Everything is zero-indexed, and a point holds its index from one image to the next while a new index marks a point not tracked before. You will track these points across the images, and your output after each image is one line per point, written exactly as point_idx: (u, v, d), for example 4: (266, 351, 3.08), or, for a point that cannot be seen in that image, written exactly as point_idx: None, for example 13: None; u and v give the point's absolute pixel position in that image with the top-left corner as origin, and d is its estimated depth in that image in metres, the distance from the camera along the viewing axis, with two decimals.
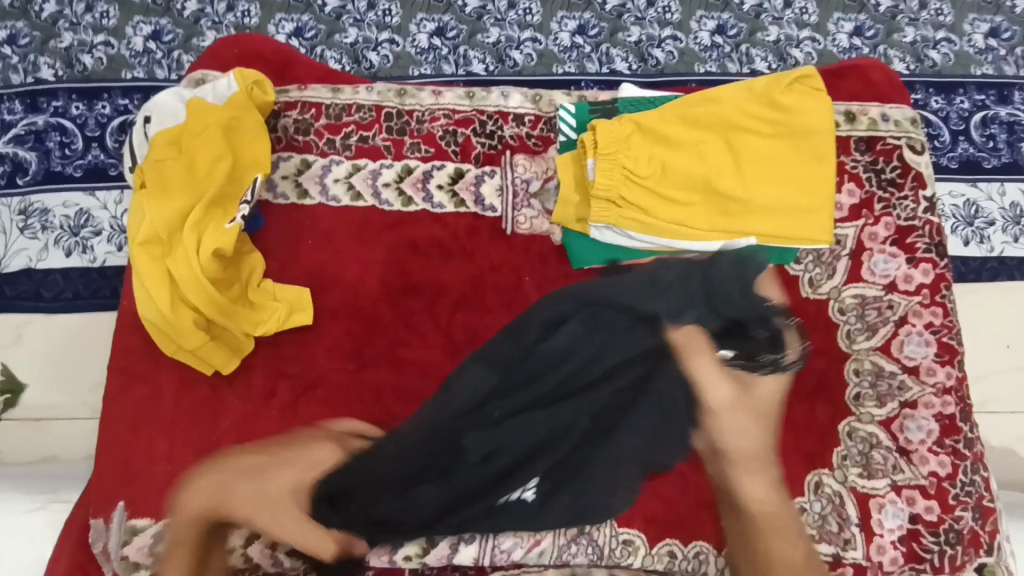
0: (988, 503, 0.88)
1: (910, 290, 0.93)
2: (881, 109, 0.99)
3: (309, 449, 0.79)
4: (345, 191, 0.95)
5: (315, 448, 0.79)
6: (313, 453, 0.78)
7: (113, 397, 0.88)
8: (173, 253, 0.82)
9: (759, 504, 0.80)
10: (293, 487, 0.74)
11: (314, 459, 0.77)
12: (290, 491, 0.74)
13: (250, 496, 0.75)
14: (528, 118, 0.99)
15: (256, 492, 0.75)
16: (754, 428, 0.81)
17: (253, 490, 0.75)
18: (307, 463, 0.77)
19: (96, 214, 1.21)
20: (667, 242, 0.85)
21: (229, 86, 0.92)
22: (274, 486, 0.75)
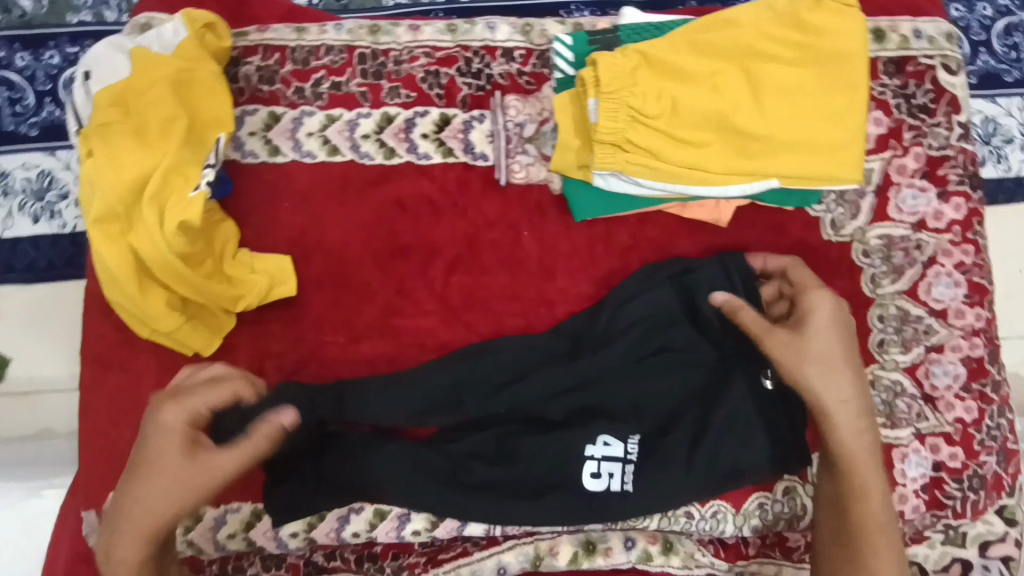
0: (1012, 445, 0.85)
1: (939, 227, 0.86)
2: (913, 24, 0.88)
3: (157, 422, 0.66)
4: (321, 146, 0.86)
5: (173, 414, 0.67)
6: (165, 420, 0.66)
7: (89, 386, 0.82)
8: (134, 231, 0.73)
9: (873, 486, 0.72)
10: (182, 460, 0.66)
11: (169, 438, 0.66)
12: (178, 478, 0.66)
13: (145, 510, 0.66)
14: (518, 52, 0.88)
15: (145, 510, 0.66)
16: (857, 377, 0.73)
17: (145, 497, 0.66)
18: (171, 439, 0.66)
19: (61, 175, 1.11)
20: (681, 188, 0.76)
21: (177, 32, 0.81)
22: (169, 489, 0.66)
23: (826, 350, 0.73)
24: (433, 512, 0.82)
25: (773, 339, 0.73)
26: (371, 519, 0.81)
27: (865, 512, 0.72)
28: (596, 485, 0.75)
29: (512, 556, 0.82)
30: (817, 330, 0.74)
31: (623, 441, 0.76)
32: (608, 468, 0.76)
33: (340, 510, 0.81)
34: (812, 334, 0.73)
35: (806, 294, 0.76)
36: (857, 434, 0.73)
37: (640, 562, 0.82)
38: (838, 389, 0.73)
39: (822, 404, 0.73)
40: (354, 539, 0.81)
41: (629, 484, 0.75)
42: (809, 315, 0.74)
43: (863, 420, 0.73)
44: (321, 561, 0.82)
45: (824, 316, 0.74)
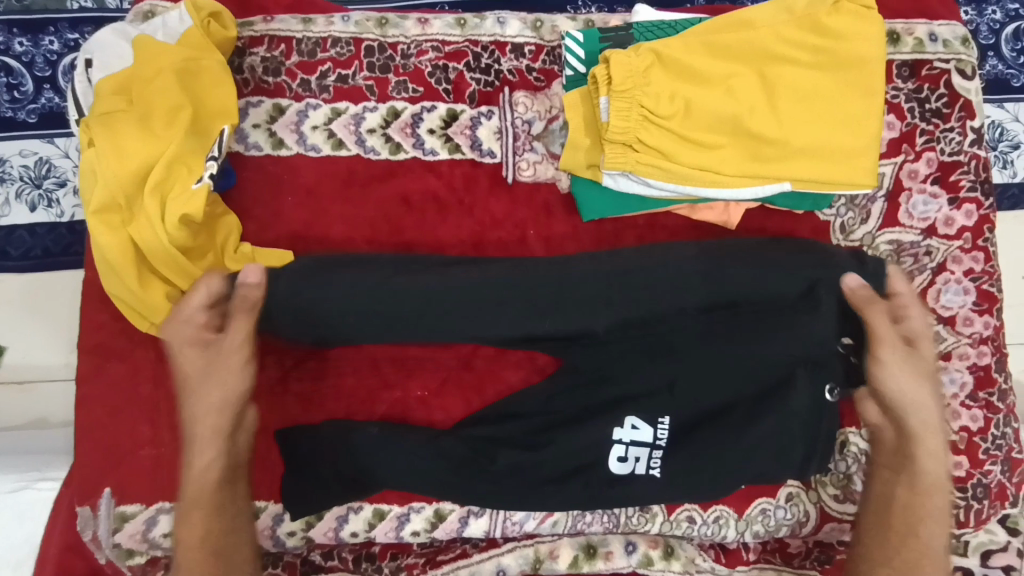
0: (1017, 454, 0.85)
1: (950, 234, 0.86)
2: (928, 27, 0.87)
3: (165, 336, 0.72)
4: (325, 139, 0.85)
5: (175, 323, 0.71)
6: (171, 333, 0.71)
7: (85, 379, 0.81)
8: (136, 222, 0.71)
9: (938, 507, 0.73)
10: (206, 358, 0.71)
11: (189, 341, 0.71)
12: (224, 370, 0.71)
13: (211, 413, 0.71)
14: (528, 48, 0.86)
15: (209, 414, 0.71)
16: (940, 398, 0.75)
17: (203, 402, 0.71)
18: (192, 340, 0.71)
19: (59, 163, 1.09)
20: (691, 190, 0.75)
21: (181, 21, 0.79)
22: (217, 379, 0.71)
23: (928, 369, 0.74)
24: (433, 512, 0.81)
25: (891, 353, 0.73)
26: (370, 519, 0.81)
27: (925, 536, 0.72)
28: (622, 470, 0.75)
29: (512, 558, 0.81)
30: (926, 352, 0.74)
31: (651, 425, 0.75)
32: (634, 453, 0.75)
33: (339, 509, 0.80)
34: (920, 357, 0.74)
35: (914, 311, 0.74)
36: (939, 450, 0.74)
37: (642, 567, 0.81)
38: (930, 412, 0.74)
39: (920, 420, 0.74)
40: (352, 539, 0.81)
41: (656, 469, 0.75)
42: (919, 335, 0.74)
43: (941, 440, 0.74)
44: (318, 560, 0.81)
45: (931, 339, 0.75)
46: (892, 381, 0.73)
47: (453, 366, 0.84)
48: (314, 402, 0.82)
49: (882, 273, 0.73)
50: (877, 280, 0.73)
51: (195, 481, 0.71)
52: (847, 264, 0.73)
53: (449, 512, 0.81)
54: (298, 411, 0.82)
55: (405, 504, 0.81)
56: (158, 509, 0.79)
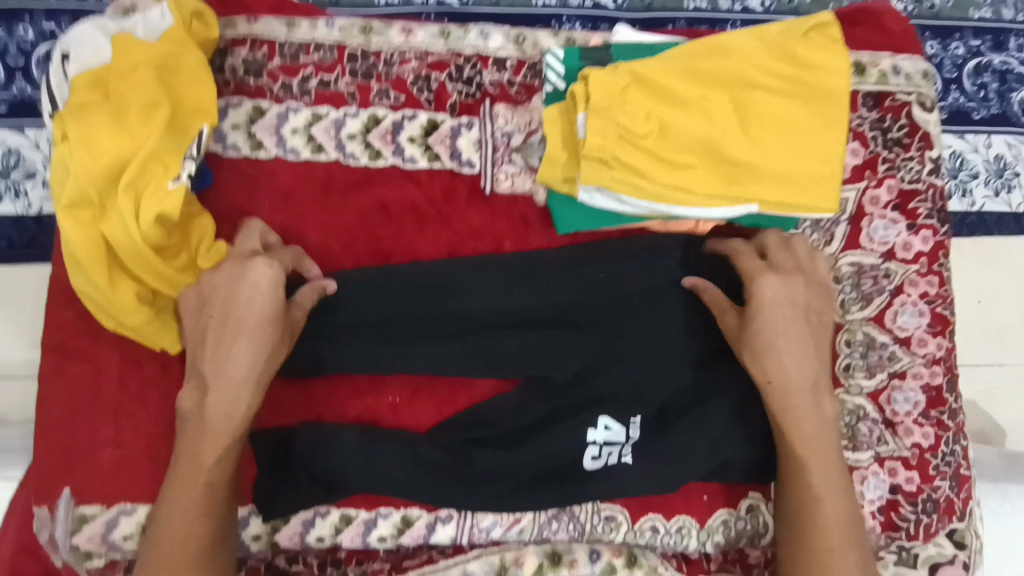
0: (965, 471, 0.89)
1: (907, 258, 0.89)
2: (892, 60, 0.91)
3: (245, 307, 0.72)
4: (305, 143, 0.85)
5: (245, 296, 0.72)
6: (247, 314, 0.71)
7: (46, 378, 0.79)
8: (106, 218, 0.70)
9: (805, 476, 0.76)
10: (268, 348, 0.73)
11: (252, 317, 0.72)
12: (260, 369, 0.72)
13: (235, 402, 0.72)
14: (510, 62, 0.88)
15: (228, 406, 0.71)
16: (798, 363, 0.75)
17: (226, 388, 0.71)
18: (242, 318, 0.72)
19: (28, 153, 1.07)
20: (663, 208, 0.77)
21: (162, 17, 0.78)
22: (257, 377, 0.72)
23: (789, 332, 0.76)
24: (401, 518, 0.81)
25: (733, 320, 0.78)
26: (337, 523, 0.80)
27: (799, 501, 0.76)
28: (595, 465, 0.79)
29: (477, 565, 0.81)
30: (766, 320, 0.75)
31: (624, 424, 0.79)
32: (607, 449, 0.79)
33: (305, 514, 0.80)
34: (768, 328, 0.75)
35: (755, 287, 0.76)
36: (802, 412, 0.76)
37: (605, 574, 0.82)
38: (792, 372, 0.75)
39: (779, 379, 0.75)
40: (318, 543, 0.80)
41: (628, 457, 0.78)
42: (762, 305, 0.76)
43: (806, 393, 0.76)
44: (282, 564, 0.80)
45: (767, 304, 0.76)
46: (751, 354, 0.76)
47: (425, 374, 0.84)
48: (284, 407, 0.82)
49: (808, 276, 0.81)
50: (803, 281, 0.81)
51: (197, 451, 0.71)
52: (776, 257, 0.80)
53: (416, 518, 0.81)
54: (270, 415, 0.82)
55: (372, 509, 0.81)
56: (119, 510, 0.77)
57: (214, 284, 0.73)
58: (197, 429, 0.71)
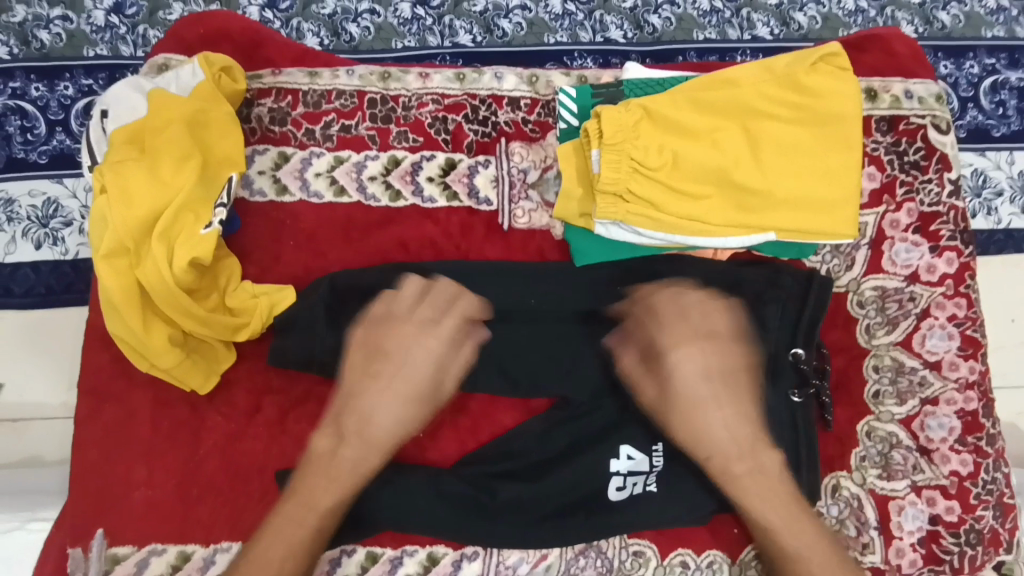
0: (1009, 499, 0.85)
1: (932, 281, 0.88)
2: (903, 84, 0.92)
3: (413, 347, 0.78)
4: (328, 186, 0.88)
5: (407, 339, 0.78)
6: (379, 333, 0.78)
7: (82, 419, 0.81)
8: (142, 266, 0.73)
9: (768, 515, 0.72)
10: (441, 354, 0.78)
11: (365, 336, 0.78)
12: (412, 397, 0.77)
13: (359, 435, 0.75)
14: (524, 102, 0.91)
15: (395, 417, 0.76)
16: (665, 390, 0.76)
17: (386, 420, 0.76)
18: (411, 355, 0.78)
19: (66, 203, 1.12)
20: (679, 239, 0.78)
21: (193, 75, 0.83)
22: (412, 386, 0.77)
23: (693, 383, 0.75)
24: (426, 556, 0.81)
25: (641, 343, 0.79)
26: (363, 562, 0.80)
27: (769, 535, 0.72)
28: (620, 496, 0.77)
29: None
30: (673, 349, 0.76)
31: (646, 453, 0.78)
32: (632, 479, 0.78)
33: (331, 553, 0.80)
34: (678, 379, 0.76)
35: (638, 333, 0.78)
36: (711, 438, 0.74)
37: None
38: (718, 427, 0.74)
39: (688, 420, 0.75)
40: None
41: (653, 485, 0.77)
42: (669, 356, 0.76)
43: (722, 430, 0.74)
44: None
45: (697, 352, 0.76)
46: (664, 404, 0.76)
47: (448, 410, 0.85)
48: None
49: (825, 298, 0.81)
50: (820, 304, 0.80)
51: (335, 464, 0.74)
52: (795, 286, 0.81)
53: (442, 555, 0.81)
54: (292, 452, 0.82)
55: (398, 547, 0.81)
56: (150, 550, 0.78)
57: (390, 309, 0.79)
58: (324, 472, 0.74)
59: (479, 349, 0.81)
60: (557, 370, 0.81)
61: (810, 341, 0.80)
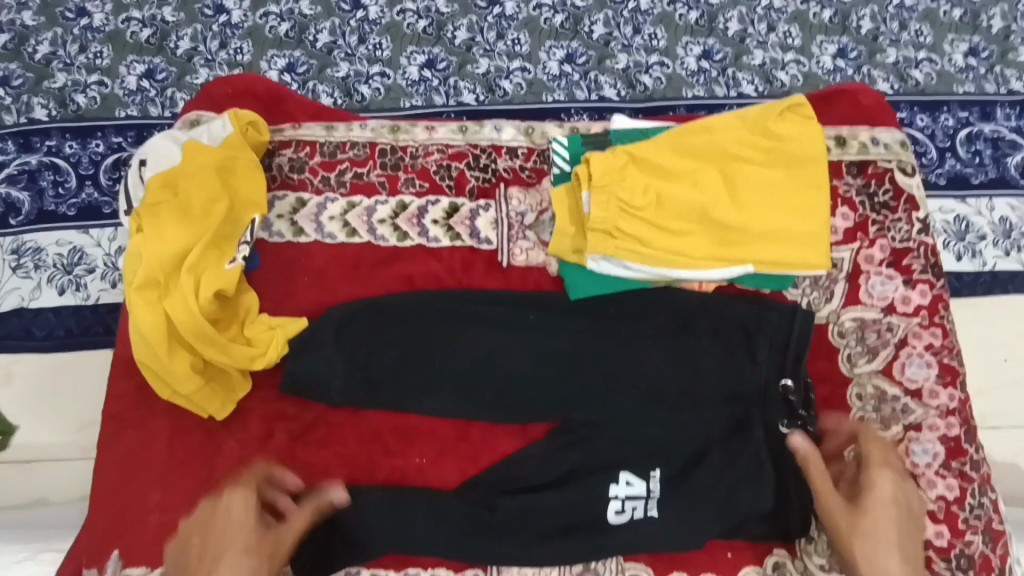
0: (998, 525, 0.87)
1: (908, 311, 0.93)
2: (870, 132, 1.00)
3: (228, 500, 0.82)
4: (341, 228, 0.95)
5: (239, 511, 0.81)
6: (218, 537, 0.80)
7: (104, 444, 0.86)
8: (170, 297, 0.80)
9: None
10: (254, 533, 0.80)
11: (201, 535, 0.80)
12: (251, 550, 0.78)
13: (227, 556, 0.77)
14: (521, 150, 0.99)
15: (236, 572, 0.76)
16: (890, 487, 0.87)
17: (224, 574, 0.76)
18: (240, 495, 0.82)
19: (91, 251, 1.20)
20: (665, 272, 0.84)
21: (223, 128, 0.92)
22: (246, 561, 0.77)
23: (829, 491, 0.85)
24: None
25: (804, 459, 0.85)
26: None
27: None
28: (620, 519, 0.82)
29: None
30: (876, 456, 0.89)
31: (645, 479, 0.83)
32: (631, 504, 0.82)
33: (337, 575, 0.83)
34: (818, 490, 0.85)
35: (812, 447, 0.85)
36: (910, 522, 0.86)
37: None
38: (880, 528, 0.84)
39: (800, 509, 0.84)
40: None
41: (653, 511, 0.82)
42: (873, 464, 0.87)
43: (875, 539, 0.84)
44: None
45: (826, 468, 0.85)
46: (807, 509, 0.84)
47: (450, 436, 0.89)
48: (319, 470, 0.87)
49: (809, 329, 0.85)
50: (805, 334, 0.84)
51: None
52: (780, 320, 0.85)
53: None
54: (303, 477, 0.86)
55: (401, 570, 0.84)
56: None
57: (228, 516, 0.81)
58: None
59: (481, 376, 0.86)
60: (553, 397, 0.86)
61: (798, 372, 0.84)
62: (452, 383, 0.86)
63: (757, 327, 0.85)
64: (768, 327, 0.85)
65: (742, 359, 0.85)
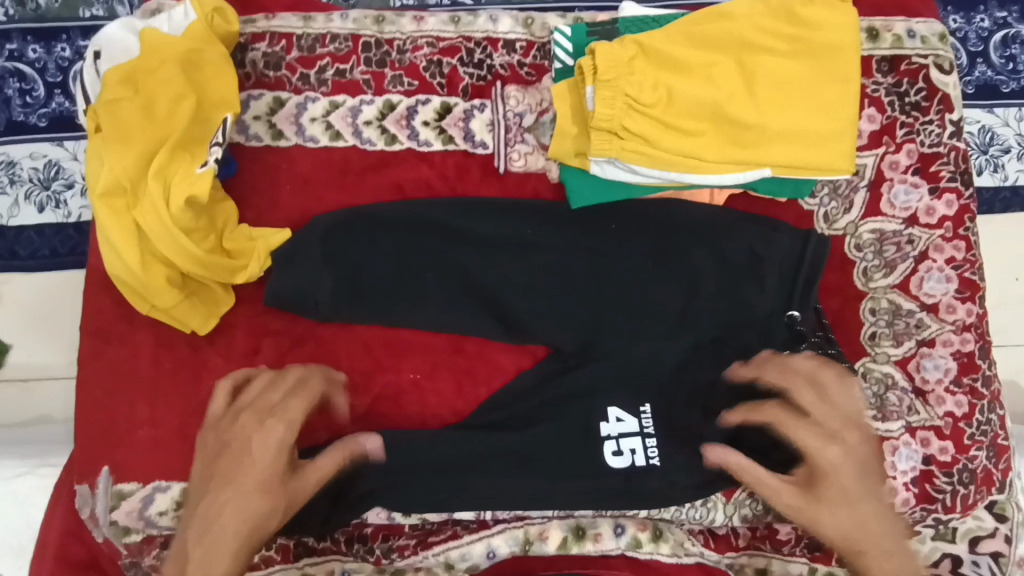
0: (1002, 441, 0.86)
1: (931, 223, 0.88)
2: (906, 24, 0.90)
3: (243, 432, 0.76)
4: (323, 131, 0.87)
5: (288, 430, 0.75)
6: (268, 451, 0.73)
7: (86, 361, 0.83)
8: (139, 205, 0.74)
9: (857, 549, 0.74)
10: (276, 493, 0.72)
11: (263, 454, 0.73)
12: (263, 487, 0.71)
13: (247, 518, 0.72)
14: (519, 44, 0.90)
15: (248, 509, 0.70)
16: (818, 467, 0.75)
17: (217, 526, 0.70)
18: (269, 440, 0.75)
19: (67, 165, 1.13)
20: (675, 177, 0.77)
21: (186, 15, 0.82)
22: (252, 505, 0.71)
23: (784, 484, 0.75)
24: None
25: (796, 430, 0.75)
26: None
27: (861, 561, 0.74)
28: (619, 462, 0.77)
29: (501, 540, 0.82)
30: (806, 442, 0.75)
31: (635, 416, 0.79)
32: (629, 445, 0.78)
33: None
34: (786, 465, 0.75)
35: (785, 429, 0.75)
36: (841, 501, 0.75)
37: (630, 549, 0.82)
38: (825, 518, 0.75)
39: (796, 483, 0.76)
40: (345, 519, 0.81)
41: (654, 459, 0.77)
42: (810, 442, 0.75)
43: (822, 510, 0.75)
44: (311, 543, 0.81)
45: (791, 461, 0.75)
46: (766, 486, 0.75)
47: (445, 352, 0.86)
48: None
49: (822, 255, 0.79)
50: (817, 262, 0.79)
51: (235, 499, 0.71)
52: (792, 240, 0.80)
53: None
54: None
55: None
56: (154, 487, 0.80)
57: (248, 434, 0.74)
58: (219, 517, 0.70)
59: (479, 289, 0.81)
60: (553, 311, 0.81)
61: (806, 301, 0.79)
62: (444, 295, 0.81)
63: (769, 239, 0.79)
64: (778, 250, 0.79)
65: (750, 279, 0.79)
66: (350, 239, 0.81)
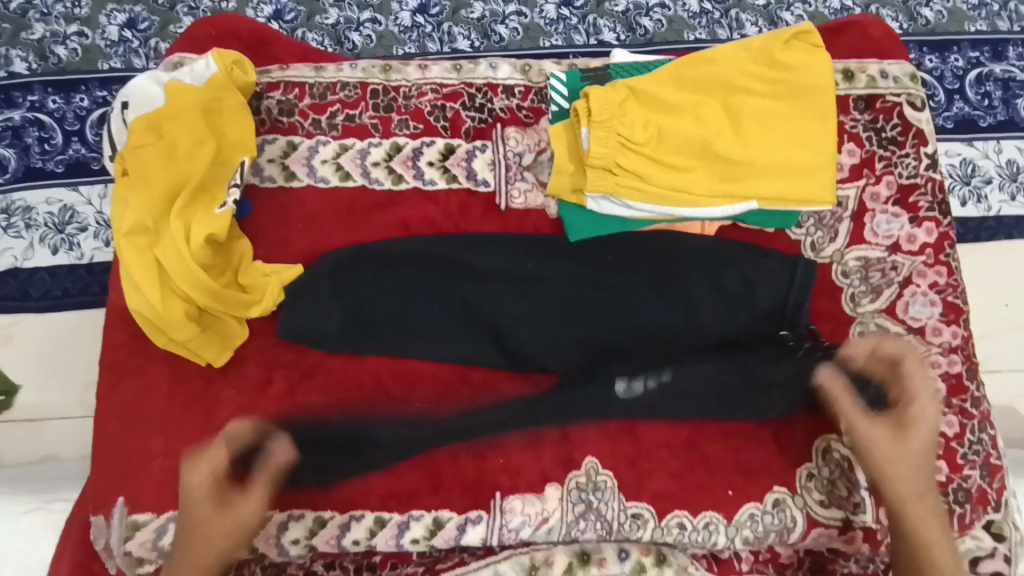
0: (996, 460, 0.88)
1: (913, 250, 0.92)
2: (879, 66, 0.97)
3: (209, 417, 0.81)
4: (334, 172, 0.93)
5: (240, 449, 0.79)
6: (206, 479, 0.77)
7: (104, 394, 0.86)
8: (161, 243, 0.79)
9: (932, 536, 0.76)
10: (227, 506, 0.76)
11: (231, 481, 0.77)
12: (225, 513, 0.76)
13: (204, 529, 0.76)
14: (517, 89, 0.96)
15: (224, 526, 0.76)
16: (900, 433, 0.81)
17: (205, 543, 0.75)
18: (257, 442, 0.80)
19: (82, 209, 1.18)
20: (666, 210, 0.82)
21: (207, 67, 0.88)
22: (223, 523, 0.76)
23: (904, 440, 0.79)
24: (432, 520, 0.83)
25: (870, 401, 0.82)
26: (372, 527, 0.83)
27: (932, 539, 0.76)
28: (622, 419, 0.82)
29: (508, 565, 0.83)
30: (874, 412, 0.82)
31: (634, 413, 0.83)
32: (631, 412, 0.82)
33: (342, 517, 0.83)
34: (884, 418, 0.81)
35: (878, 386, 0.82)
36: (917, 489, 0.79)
37: (635, 574, 0.83)
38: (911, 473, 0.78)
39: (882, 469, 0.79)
40: (354, 547, 0.82)
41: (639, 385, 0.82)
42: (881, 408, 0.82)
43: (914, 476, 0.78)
44: (320, 570, 0.83)
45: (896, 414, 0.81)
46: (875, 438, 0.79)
47: (451, 381, 0.88)
48: (319, 414, 0.86)
49: (809, 281, 0.83)
50: (805, 287, 0.83)
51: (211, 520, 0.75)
52: (780, 265, 0.84)
53: (446, 519, 0.83)
54: (301, 422, 0.86)
55: (405, 512, 0.83)
56: (167, 518, 0.81)
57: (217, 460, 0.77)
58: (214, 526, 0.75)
59: (482, 319, 0.85)
60: (553, 339, 0.85)
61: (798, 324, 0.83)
62: (448, 326, 0.86)
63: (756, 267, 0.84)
64: (767, 274, 0.83)
65: (742, 305, 0.83)
66: (359, 273, 0.85)
